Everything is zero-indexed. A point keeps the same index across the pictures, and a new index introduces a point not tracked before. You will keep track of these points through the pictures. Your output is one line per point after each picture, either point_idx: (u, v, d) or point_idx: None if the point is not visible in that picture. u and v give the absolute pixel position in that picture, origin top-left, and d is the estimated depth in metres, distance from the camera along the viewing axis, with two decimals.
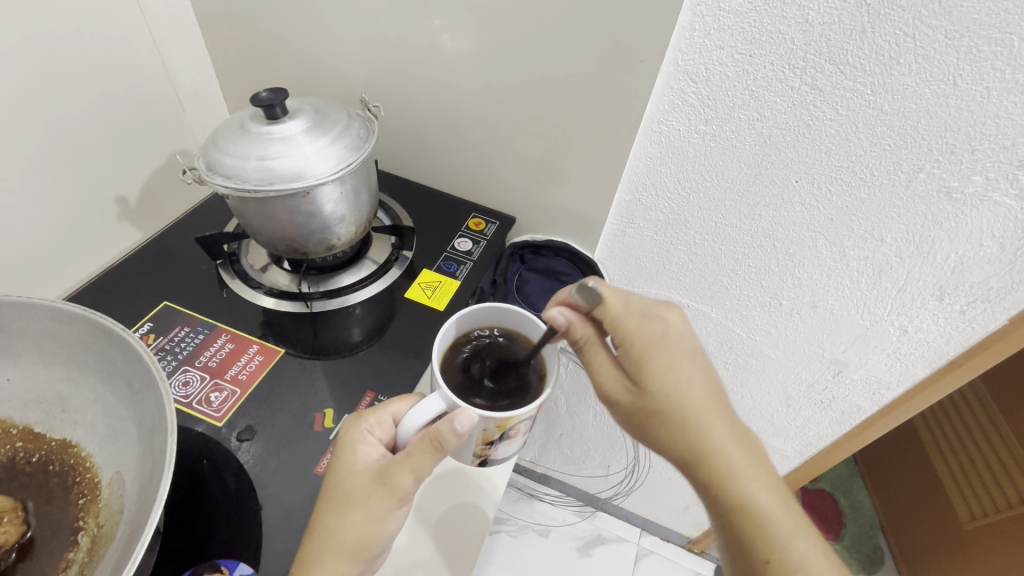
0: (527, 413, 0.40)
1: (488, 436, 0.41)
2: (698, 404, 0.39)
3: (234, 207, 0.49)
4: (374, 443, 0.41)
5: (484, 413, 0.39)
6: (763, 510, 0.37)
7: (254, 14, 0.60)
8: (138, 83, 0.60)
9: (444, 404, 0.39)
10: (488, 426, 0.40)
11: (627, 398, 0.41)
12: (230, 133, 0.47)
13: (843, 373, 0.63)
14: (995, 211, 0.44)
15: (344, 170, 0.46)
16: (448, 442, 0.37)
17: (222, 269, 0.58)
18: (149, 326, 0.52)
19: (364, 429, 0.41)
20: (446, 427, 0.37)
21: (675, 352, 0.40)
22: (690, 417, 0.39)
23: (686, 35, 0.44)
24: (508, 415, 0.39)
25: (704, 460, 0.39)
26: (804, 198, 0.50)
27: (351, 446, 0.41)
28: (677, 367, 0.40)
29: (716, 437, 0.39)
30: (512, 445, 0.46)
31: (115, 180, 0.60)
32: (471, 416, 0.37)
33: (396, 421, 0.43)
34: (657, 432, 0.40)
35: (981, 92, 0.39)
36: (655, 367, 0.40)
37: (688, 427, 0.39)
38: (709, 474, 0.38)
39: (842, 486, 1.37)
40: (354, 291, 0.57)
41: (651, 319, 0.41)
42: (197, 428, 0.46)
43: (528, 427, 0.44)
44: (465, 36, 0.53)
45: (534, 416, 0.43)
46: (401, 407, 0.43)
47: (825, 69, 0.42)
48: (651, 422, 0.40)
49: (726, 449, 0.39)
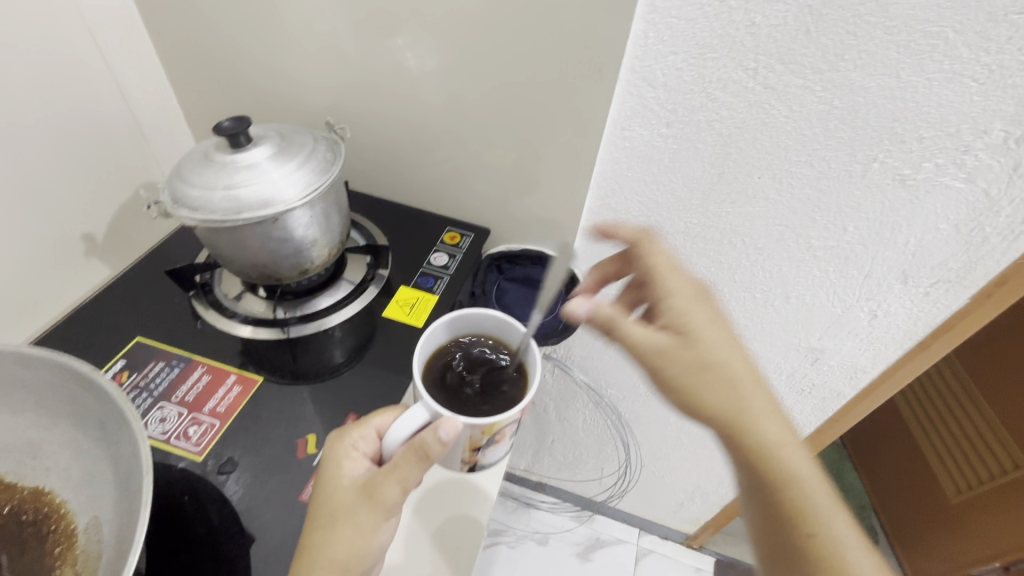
0: (511, 417, 0.42)
1: (473, 442, 0.43)
2: (737, 368, 0.44)
3: (204, 237, 0.48)
4: (359, 457, 0.41)
5: (469, 421, 0.40)
6: (800, 479, 0.41)
7: (215, 43, 0.60)
8: (99, 117, 0.59)
9: (428, 414, 0.40)
10: (473, 432, 0.42)
11: (671, 356, 0.45)
12: (194, 164, 0.46)
13: (820, 360, 0.65)
14: (947, 195, 0.46)
15: (312, 194, 0.46)
16: (434, 450, 0.38)
17: (194, 300, 0.57)
18: (121, 363, 0.51)
19: (348, 444, 0.41)
20: (431, 437, 0.38)
21: (709, 317, 0.46)
22: (734, 381, 0.44)
23: (640, 43, 0.45)
24: (492, 420, 0.41)
25: (752, 431, 0.42)
26: (768, 193, 0.51)
27: (336, 462, 0.41)
28: (717, 334, 0.45)
29: (755, 407, 0.43)
30: (498, 450, 0.47)
31: (80, 216, 0.59)
32: (455, 424, 0.38)
33: (380, 434, 0.43)
34: (705, 396, 0.43)
35: (924, 82, 0.41)
36: (696, 329, 0.45)
37: (735, 392, 0.43)
38: (754, 445, 0.42)
39: (832, 470, 1.40)
40: (332, 313, 0.57)
41: (693, 286, 0.48)
42: (178, 464, 0.45)
43: (514, 431, 0.46)
44: (429, 53, 0.54)
45: (519, 421, 0.45)
46: (385, 420, 0.43)
47: (776, 69, 0.43)
48: (699, 385, 0.44)
49: (763, 420, 0.43)
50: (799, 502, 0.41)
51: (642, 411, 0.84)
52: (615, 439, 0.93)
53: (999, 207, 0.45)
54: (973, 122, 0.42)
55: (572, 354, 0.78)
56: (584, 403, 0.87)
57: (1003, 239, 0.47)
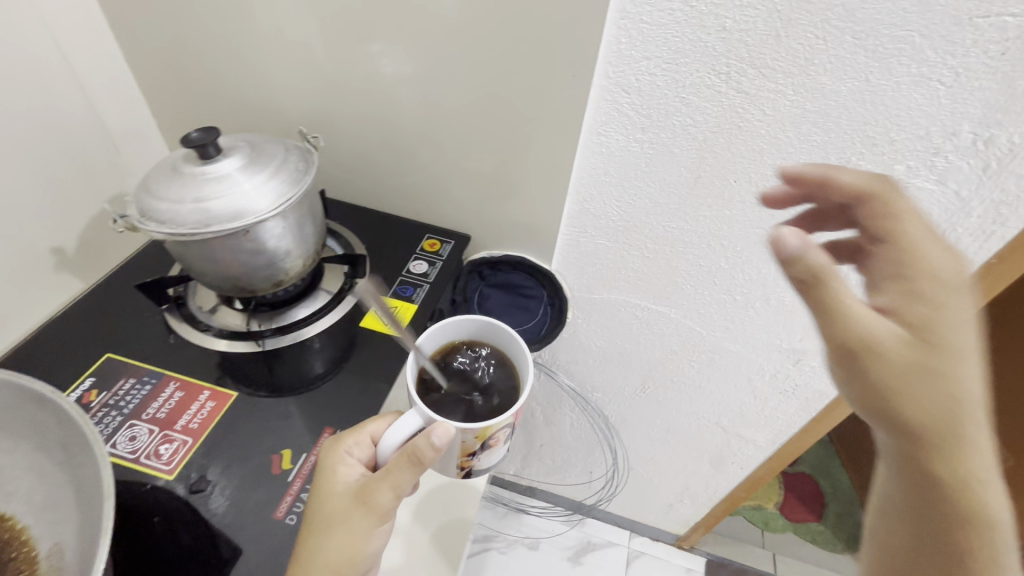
0: (505, 421, 0.42)
1: (467, 447, 0.42)
2: (971, 392, 0.33)
3: (174, 251, 0.47)
4: (354, 463, 0.42)
5: (461, 425, 0.40)
6: (988, 515, 0.35)
7: (186, 51, 0.59)
8: (66, 128, 0.58)
9: (421, 419, 0.40)
10: (466, 437, 0.41)
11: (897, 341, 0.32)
12: (162, 176, 0.46)
13: (802, 361, 0.65)
14: (920, 196, 0.46)
15: (284, 205, 0.45)
16: (426, 456, 0.38)
17: (167, 313, 0.56)
18: (90, 381, 0.50)
19: (343, 450, 0.42)
20: (423, 441, 0.37)
21: (956, 305, 0.34)
22: (957, 395, 0.33)
23: (612, 48, 0.45)
24: (486, 424, 0.41)
25: (940, 452, 0.35)
26: (744, 196, 0.51)
27: (330, 468, 0.42)
28: (965, 332, 0.33)
29: (976, 430, 0.34)
30: (494, 455, 0.46)
31: (48, 230, 0.58)
32: (448, 429, 0.37)
33: (374, 440, 0.44)
34: (910, 401, 0.33)
35: (892, 86, 0.41)
36: (942, 319, 0.33)
37: (950, 407, 0.33)
38: (947, 465, 0.35)
39: (821, 467, 1.41)
40: (310, 323, 0.56)
41: (948, 258, 0.35)
42: (147, 484, 0.44)
43: (508, 435, 0.46)
44: (405, 59, 0.53)
45: (513, 424, 0.44)
46: (380, 426, 0.44)
47: (748, 73, 0.43)
48: (907, 386, 0.33)
49: (974, 448, 0.34)
50: (970, 533, 0.35)
51: (629, 414, 0.84)
52: (603, 442, 0.93)
53: (970, 208, 0.46)
54: (942, 125, 0.42)
55: (557, 359, 0.78)
56: (571, 407, 0.87)
57: (975, 240, 0.48)
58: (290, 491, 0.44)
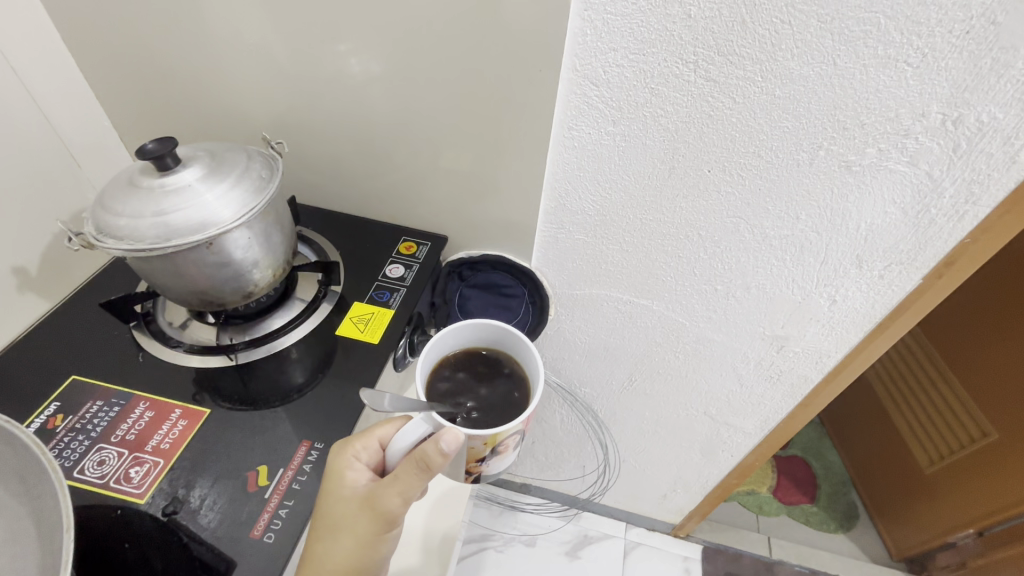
0: (514, 427, 0.44)
1: (476, 453, 0.44)
2: None
3: (136, 267, 0.46)
4: (362, 467, 0.43)
5: (470, 432, 0.42)
6: None
7: (144, 58, 0.57)
8: (20, 142, 0.56)
9: (430, 425, 0.41)
10: (475, 444, 0.43)
11: None
12: (119, 191, 0.44)
13: (785, 347, 0.65)
14: (892, 178, 0.46)
15: (249, 214, 0.44)
16: (435, 462, 0.39)
17: (136, 330, 0.55)
18: (55, 406, 0.49)
19: (351, 455, 0.43)
20: (433, 448, 0.39)
21: None
22: None
23: (578, 41, 0.44)
24: (495, 431, 0.43)
25: None
26: (719, 185, 0.51)
27: (339, 473, 0.42)
28: None
29: None
30: (503, 461, 0.48)
31: (8, 249, 0.55)
32: (456, 435, 0.39)
33: (383, 444, 0.44)
34: None
35: (860, 69, 0.40)
36: None
37: None
38: None
39: (812, 448, 1.42)
40: (285, 333, 0.55)
41: None
42: (117, 510, 0.43)
43: (517, 442, 0.48)
44: (372, 59, 0.52)
45: (522, 430, 0.46)
46: (388, 430, 0.45)
47: (716, 61, 0.42)
48: None
49: None
50: None
51: (617, 408, 0.84)
52: (594, 437, 0.93)
53: (942, 188, 0.46)
54: (911, 106, 0.41)
55: (543, 357, 0.77)
56: (560, 402, 0.86)
57: (948, 220, 0.48)
58: (268, 508, 0.43)
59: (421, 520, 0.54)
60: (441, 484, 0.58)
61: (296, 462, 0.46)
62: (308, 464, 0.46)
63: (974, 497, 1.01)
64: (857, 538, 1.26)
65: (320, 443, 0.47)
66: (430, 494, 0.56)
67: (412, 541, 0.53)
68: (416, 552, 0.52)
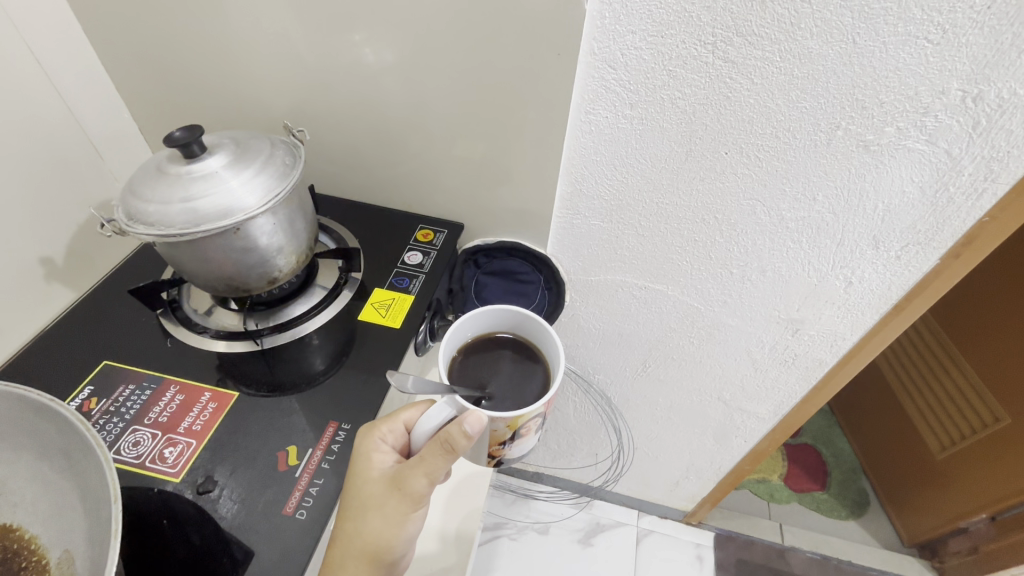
0: (535, 411, 0.45)
1: (499, 436, 0.45)
2: None
3: (164, 253, 0.47)
4: (388, 449, 0.44)
5: (493, 414, 0.42)
6: None
7: (163, 49, 0.58)
8: (45, 134, 0.57)
9: (453, 409, 0.42)
10: (498, 426, 0.44)
11: None
12: (148, 178, 0.45)
13: (800, 330, 0.65)
14: (911, 157, 0.46)
15: (274, 200, 0.45)
16: (459, 444, 0.40)
17: (163, 317, 0.56)
18: (89, 390, 0.50)
19: (378, 437, 0.44)
20: (457, 430, 0.39)
21: None
22: None
23: (597, 24, 0.45)
24: (517, 414, 0.43)
25: None
26: (736, 167, 0.51)
27: (366, 455, 0.43)
28: None
29: None
30: (524, 445, 0.49)
31: (36, 240, 0.57)
32: (479, 417, 0.39)
33: (408, 427, 0.45)
34: None
35: (880, 46, 0.40)
36: None
37: None
38: None
39: (822, 436, 1.42)
40: (307, 320, 0.56)
41: None
42: (153, 489, 0.44)
43: (538, 425, 0.48)
44: (388, 48, 0.52)
45: (543, 414, 0.47)
46: (412, 414, 0.46)
47: (735, 41, 0.43)
48: None
49: None
50: None
51: (631, 394, 0.85)
52: (607, 424, 0.94)
53: (961, 166, 0.46)
54: (930, 83, 0.42)
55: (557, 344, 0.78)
56: (574, 389, 0.87)
57: (967, 199, 0.48)
58: (299, 487, 0.44)
59: (443, 504, 0.55)
60: (463, 468, 0.58)
61: (324, 443, 0.47)
62: (336, 443, 0.47)
63: (988, 482, 1.01)
64: (868, 525, 1.27)
65: (347, 424, 0.49)
66: (452, 478, 0.58)
67: (436, 521, 0.54)
68: (439, 533, 0.53)
